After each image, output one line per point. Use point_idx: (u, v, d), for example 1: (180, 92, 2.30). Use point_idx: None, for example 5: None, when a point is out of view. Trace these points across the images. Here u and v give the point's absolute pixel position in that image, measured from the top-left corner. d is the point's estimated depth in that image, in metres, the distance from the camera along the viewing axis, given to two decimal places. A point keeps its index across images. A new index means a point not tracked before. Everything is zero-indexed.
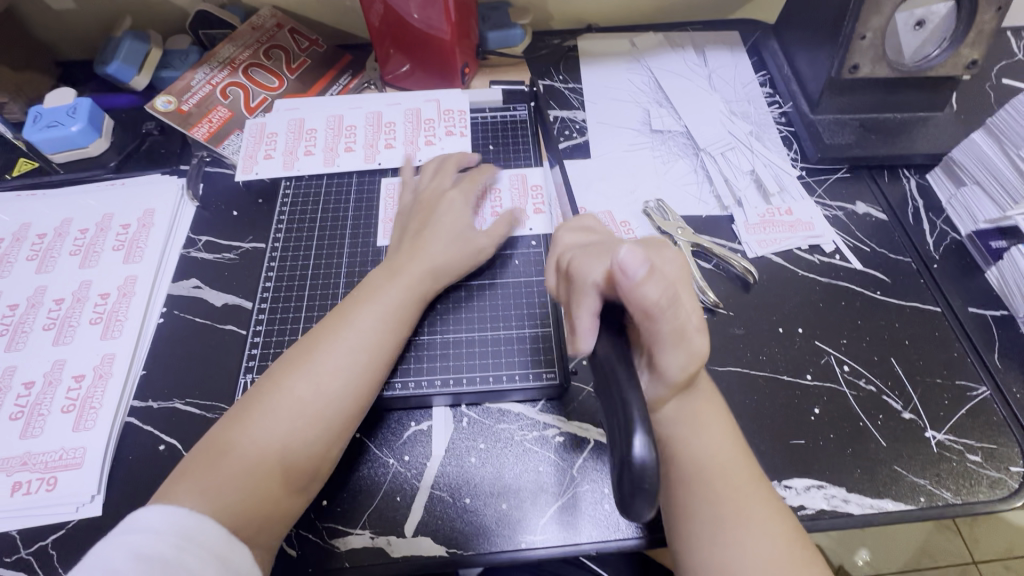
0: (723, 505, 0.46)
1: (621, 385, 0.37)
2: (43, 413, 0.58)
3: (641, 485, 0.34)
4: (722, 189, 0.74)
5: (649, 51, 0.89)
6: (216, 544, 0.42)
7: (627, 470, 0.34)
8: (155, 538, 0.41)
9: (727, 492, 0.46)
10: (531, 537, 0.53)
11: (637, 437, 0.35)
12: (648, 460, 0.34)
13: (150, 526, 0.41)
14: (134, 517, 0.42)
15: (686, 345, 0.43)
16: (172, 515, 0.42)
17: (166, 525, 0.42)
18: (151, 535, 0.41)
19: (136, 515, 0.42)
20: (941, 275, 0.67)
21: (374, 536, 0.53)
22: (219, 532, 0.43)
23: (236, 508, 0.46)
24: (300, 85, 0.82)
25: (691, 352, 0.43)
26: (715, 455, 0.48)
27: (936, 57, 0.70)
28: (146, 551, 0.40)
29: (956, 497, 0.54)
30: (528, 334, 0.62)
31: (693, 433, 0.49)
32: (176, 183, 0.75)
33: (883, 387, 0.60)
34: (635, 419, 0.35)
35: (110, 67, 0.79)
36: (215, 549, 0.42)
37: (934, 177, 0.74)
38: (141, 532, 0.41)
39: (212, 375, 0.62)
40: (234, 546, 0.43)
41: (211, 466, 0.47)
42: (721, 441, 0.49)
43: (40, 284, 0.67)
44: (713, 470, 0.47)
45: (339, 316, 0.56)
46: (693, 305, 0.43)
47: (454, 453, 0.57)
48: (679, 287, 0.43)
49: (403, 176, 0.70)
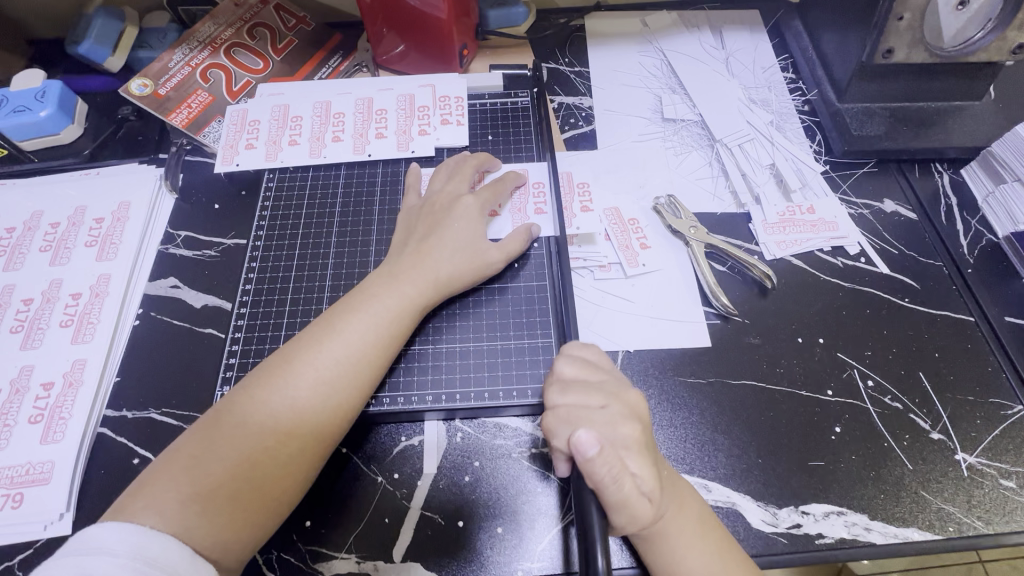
0: None
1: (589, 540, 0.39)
2: (9, 424, 0.54)
3: None
4: (738, 185, 0.68)
5: (662, 32, 0.82)
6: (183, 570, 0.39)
7: None
8: (113, 562, 0.37)
9: None
10: (527, 563, 0.49)
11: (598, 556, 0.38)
12: None
13: (106, 548, 0.38)
14: (90, 534, 0.38)
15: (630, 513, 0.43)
16: (132, 536, 0.38)
17: (126, 547, 0.38)
18: (108, 559, 0.37)
19: (94, 530, 0.39)
20: (974, 280, 0.62)
21: (360, 561, 0.50)
22: (182, 555, 0.39)
23: (197, 529, 0.41)
24: (287, 68, 0.76)
25: (639, 516, 0.43)
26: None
27: (978, 40, 0.64)
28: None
29: (987, 527, 0.50)
30: (527, 343, 0.57)
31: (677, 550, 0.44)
32: (155, 173, 0.70)
33: (910, 405, 0.55)
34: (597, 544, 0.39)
35: (82, 46, 0.73)
36: (179, 574, 0.38)
37: (968, 172, 0.68)
38: (97, 554, 0.37)
39: (190, 383, 0.58)
40: (199, 569, 0.39)
41: (178, 478, 0.43)
42: None
43: (8, 282, 0.62)
44: None
45: (325, 324, 0.51)
46: (645, 466, 0.44)
47: (447, 470, 0.53)
48: (624, 460, 0.44)
49: (409, 180, 0.65)
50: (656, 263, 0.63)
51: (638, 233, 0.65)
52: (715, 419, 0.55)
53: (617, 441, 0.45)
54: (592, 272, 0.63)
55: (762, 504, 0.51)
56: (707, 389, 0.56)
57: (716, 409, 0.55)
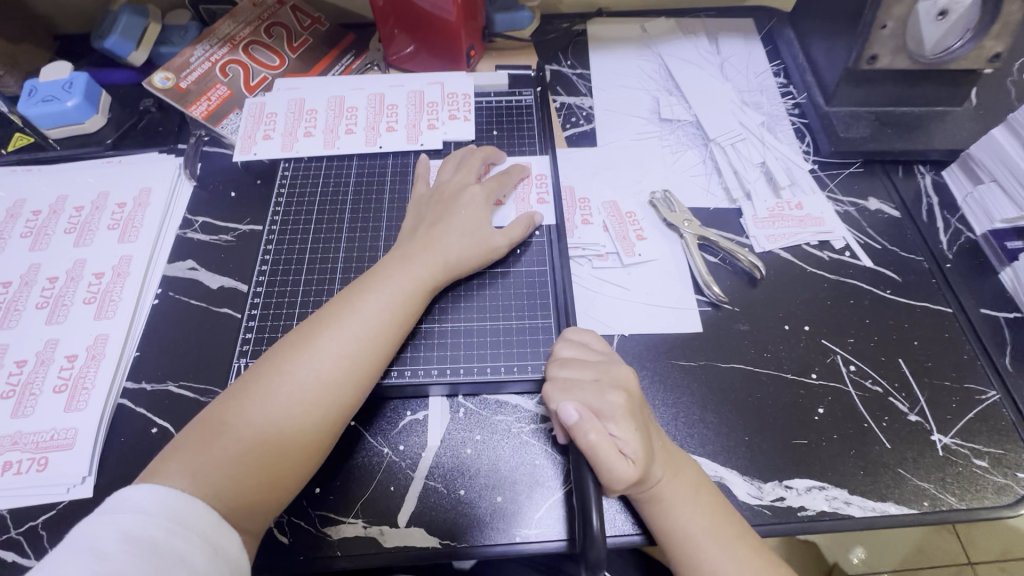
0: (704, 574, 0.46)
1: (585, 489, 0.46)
2: (34, 393, 0.57)
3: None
4: (731, 181, 0.72)
5: (661, 37, 0.86)
6: (207, 529, 0.41)
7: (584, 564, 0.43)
8: (145, 519, 0.40)
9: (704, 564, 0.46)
10: (525, 530, 0.52)
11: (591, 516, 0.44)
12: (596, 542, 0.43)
13: (139, 506, 0.40)
14: (124, 495, 0.41)
15: (611, 472, 0.46)
16: (162, 497, 0.41)
17: (155, 506, 0.41)
18: (141, 517, 0.40)
19: (127, 491, 0.41)
20: (953, 275, 0.65)
21: (366, 526, 0.52)
22: (207, 515, 0.42)
23: (227, 489, 0.44)
24: (301, 65, 0.80)
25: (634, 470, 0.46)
26: (711, 549, 0.46)
27: (958, 49, 0.68)
28: (136, 533, 0.39)
29: (960, 503, 0.53)
30: (528, 325, 0.61)
31: (672, 509, 0.48)
32: (174, 161, 0.74)
33: (889, 388, 0.58)
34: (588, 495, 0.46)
35: (107, 41, 0.77)
36: (205, 534, 0.41)
37: (949, 173, 0.72)
38: (131, 512, 0.40)
39: (207, 359, 0.61)
40: (223, 533, 0.42)
41: (209, 443, 0.46)
42: None
43: (34, 261, 0.65)
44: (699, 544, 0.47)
45: (343, 301, 0.54)
46: (626, 428, 0.48)
47: (450, 444, 0.56)
48: (607, 425, 0.48)
49: (419, 170, 0.68)
50: (652, 253, 0.66)
51: (635, 226, 0.68)
52: (704, 399, 0.58)
53: (603, 405, 0.49)
54: (590, 261, 0.66)
55: (747, 478, 0.54)
56: (698, 371, 0.59)
57: (705, 390, 0.58)
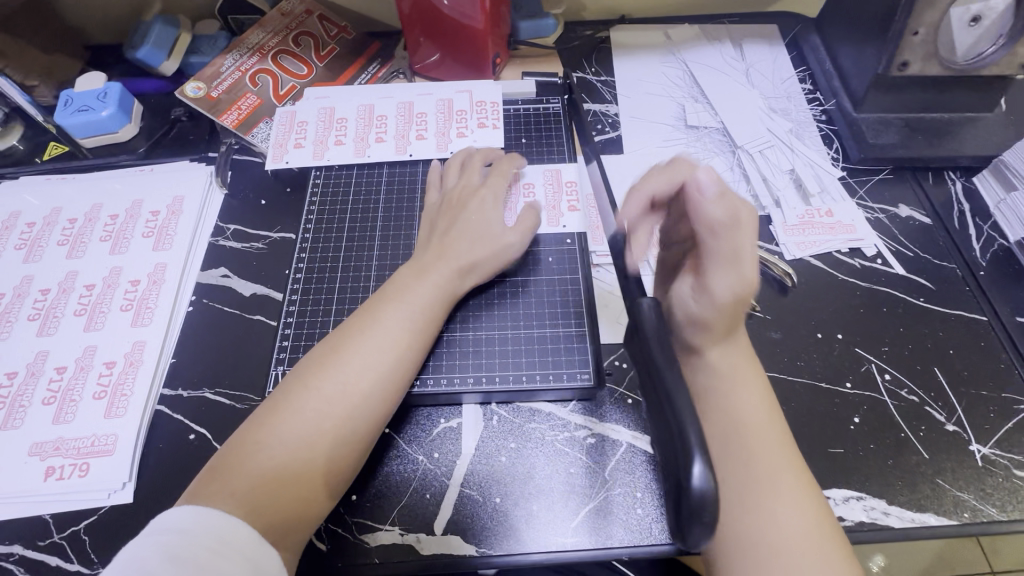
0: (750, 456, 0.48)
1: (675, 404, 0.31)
2: (75, 399, 0.58)
3: (698, 515, 0.28)
4: (759, 188, 0.72)
5: (685, 43, 0.86)
6: (244, 545, 0.42)
7: (682, 496, 0.29)
8: (186, 540, 0.40)
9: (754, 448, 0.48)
10: (562, 539, 0.52)
11: (695, 463, 0.28)
12: (707, 487, 0.28)
13: (179, 526, 0.41)
14: (166, 518, 0.42)
15: (737, 270, 0.46)
16: (200, 516, 0.42)
17: (194, 526, 0.41)
18: (181, 537, 0.40)
19: (168, 513, 0.43)
20: (987, 282, 0.65)
21: (403, 533, 0.53)
22: (247, 532, 0.42)
23: (266, 507, 0.45)
24: (329, 74, 0.81)
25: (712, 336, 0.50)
26: (763, 438, 0.48)
27: (990, 55, 0.67)
28: (178, 552, 0.39)
29: (1001, 514, 0.52)
30: (562, 333, 0.61)
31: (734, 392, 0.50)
32: (205, 170, 0.75)
33: (926, 398, 0.58)
34: (692, 445, 0.29)
35: (140, 52, 0.78)
36: (243, 550, 0.41)
37: (980, 180, 0.71)
38: (173, 533, 0.41)
39: (242, 366, 0.61)
40: (261, 549, 0.42)
41: (245, 462, 0.46)
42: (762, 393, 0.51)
43: (71, 269, 0.67)
44: (750, 428, 0.49)
45: (367, 313, 0.55)
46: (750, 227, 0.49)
47: (485, 452, 0.56)
48: (742, 215, 0.46)
49: (431, 175, 0.69)
50: None
51: None
52: None
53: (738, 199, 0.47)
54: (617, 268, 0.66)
55: None
56: None
57: None
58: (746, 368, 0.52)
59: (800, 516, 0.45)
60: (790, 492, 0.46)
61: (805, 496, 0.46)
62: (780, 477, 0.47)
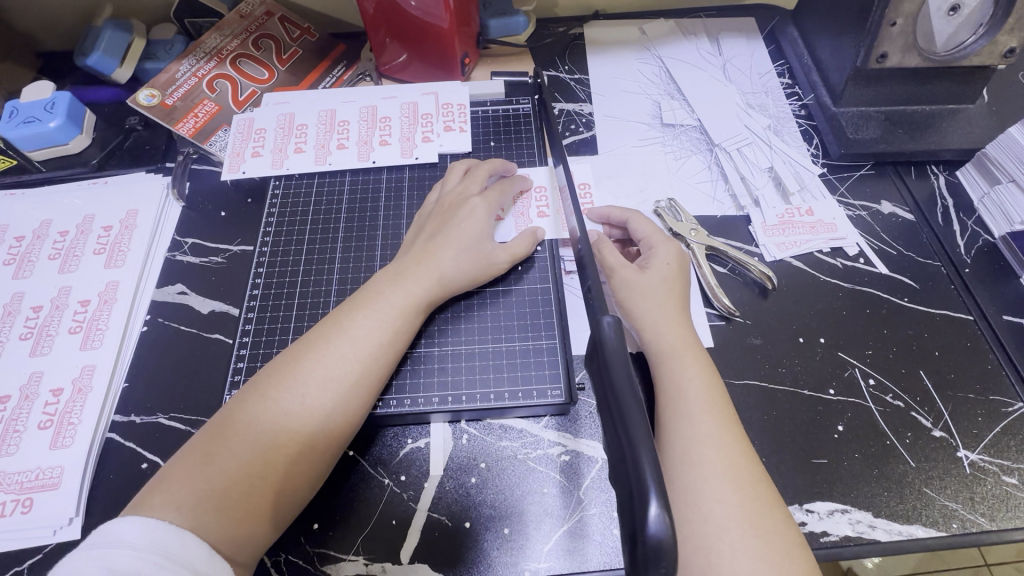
0: (699, 428, 0.46)
1: (633, 440, 0.31)
2: (19, 430, 0.55)
3: (655, 562, 0.28)
4: (738, 188, 0.70)
5: (660, 39, 0.84)
6: (196, 560, 0.38)
7: (638, 541, 0.28)
8: (133, 556, 0.36)
9: (699, 426, 0.46)
10: (534, 564, 0.49)
11: (651, 503, 0.28)
12: (664, 533, 0.28)
13: (125, 541, 0.37)
14: (112, 529, 0.38)
15: (636, 286, 0.55)
16: (150, 529, 0.38)
17: (144, 540, 0.37)
18: (127, 551, 0.36)
19: (114, 523, 0.38)
20: (972, 279, 0.63)
21: (368, 563, 0.50)
22: (199, 548, 0.39)
23: (214, 525, 0.41)
24: (291, 78, 0.78)
25: (663, 324, 0.53)
26: (713, 420, 0.46)
27: (970, 45, 0.65)
28: (121, 571, 0.36)
29: (991, 523, 0.50)
30: (533, 345, 0.58)
31: (684, 370, 0.49)
32: (162, 181, 0.71)
33: (911, 403, 0.56)
34: (648, 483, 0.29)
35: (90, 59, 0.75)
36: (194, 567, 0.38)
37: (964, 174, 0.70)
38: (117, 547, 0.37)
39: (198, 389, 0.58)
40: (215, 564, 0.39)
41: (191, 476, 0.43)
42: (713, 398, 0.48)
43: (18, 290, 0.63)
44: (696, 409, 0.47)
45: (331, 322, 0.51)
46: (660, 259, 0.57)
47: (454, 472, 0.54)
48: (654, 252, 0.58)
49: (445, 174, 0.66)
50: None
51: None
52: None
53: (650, 239, 0.60)
54: None
55: None
56: None
57: None
58: (713, 384, 0.49)
59: (758, 557, 0.40)
60: (759, 484, 0.44)
61: (764, 536, 0.41)
62: (734, 510, 0.42)
